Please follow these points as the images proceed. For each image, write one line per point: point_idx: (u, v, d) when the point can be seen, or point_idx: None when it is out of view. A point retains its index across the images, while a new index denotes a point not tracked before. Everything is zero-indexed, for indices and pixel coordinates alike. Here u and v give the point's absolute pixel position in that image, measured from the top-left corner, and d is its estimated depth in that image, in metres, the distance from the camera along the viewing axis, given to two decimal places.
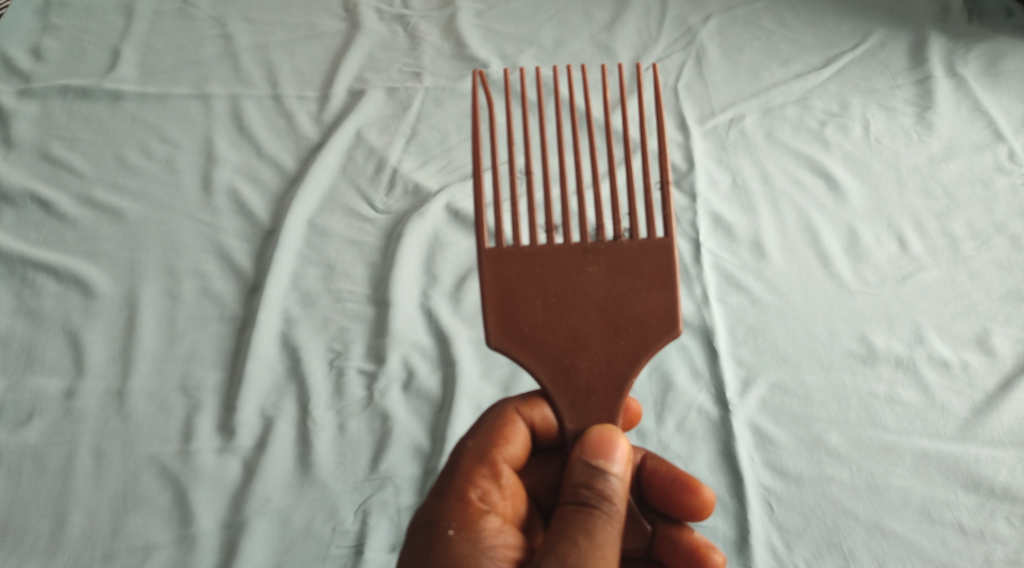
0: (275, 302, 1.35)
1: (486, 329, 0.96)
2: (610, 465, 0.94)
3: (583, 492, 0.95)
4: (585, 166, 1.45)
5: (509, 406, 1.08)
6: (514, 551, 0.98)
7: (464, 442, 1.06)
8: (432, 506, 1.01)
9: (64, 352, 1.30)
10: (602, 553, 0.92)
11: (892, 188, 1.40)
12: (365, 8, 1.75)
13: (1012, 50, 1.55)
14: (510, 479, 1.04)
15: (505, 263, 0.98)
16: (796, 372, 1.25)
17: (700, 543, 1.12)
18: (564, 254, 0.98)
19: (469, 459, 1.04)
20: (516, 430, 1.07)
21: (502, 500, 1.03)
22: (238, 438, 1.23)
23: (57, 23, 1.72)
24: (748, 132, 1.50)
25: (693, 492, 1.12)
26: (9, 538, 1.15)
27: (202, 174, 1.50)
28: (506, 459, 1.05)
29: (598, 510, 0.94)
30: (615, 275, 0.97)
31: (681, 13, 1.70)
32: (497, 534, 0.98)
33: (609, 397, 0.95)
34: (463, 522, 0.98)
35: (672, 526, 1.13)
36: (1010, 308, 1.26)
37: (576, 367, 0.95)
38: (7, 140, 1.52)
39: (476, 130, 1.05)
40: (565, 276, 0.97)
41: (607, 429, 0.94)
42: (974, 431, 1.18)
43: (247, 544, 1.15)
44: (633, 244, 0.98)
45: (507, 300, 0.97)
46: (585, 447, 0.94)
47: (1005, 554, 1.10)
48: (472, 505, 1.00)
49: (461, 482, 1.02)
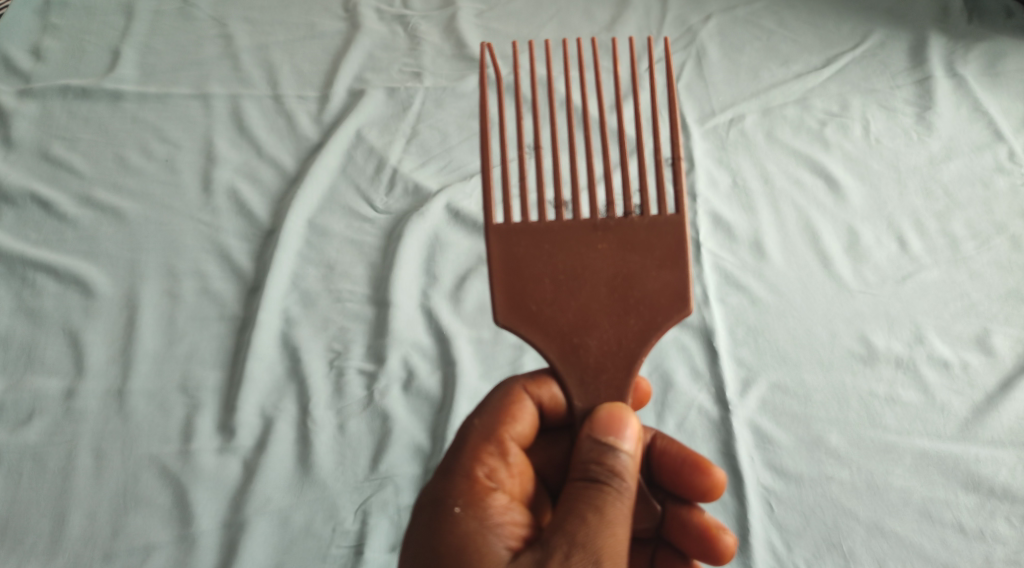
0: (274, 302, 1.35)
1: (494, 307, 0.96)
2: (619, 442, 0.93)
3: (592, 468, 0.94)
4: (591, 163, 1.46)
5: (517, 384, 1.08)
6: (522, 529, 0.97)
7: (471, 421, 1.06)
8: (439, 484, 0.99)
9: (64, 352, 1.30)
10: (612, 531, 0.92)
11: (893, 188, 1.40)
12: (366, 8, 1.75)
13: (1012, 49, 1.55)
14: (517, 457, 1.04)
15: (513, 240, 0.98)
16: (795, 372, 1.25)
17: (711, 524, 1.10)
18: (573, 230, 0.98)
19: (476, 438, 1.04)
20: (524, 409, 1.06)
21: (510, 478, 1.02)
22: (238, 438, 1.23)
23: (57, 23, 1.72)
24: (749, 132, 1.50)
25: (703, 472, 1.10)
26: (9, 538, 1.15)
27: (202, 174, 1.50)
28: (513, 438, 1.05)
29: (608, 486, 0.93)
30: (624, 252, 0.97)
31: (681, 13, 1.70)
32: (504, 511, 0.97)
33: (619, 377, 0.95)
34: (470, 500, 0.97)
35: (682, 506, 1.11)
36: (1010, 308, 1.26)
37: (585, 346, 0.95)
38: (7, 140, 1.52)
39: (484, 118, 1.03)
40: (574, 254, 0.97)
41: (616, 407, 0.93)
42: (974, 431, 1.18)
43: (247, 544, 1.15)
44: (643, 221, 0.97)
45: (515, 278, 0.97)
46: (593, 425, 0.93)
47: (1005, 554, 1.10)
48: (479, 483, 0.99)
49: (468, 460, 1.01)
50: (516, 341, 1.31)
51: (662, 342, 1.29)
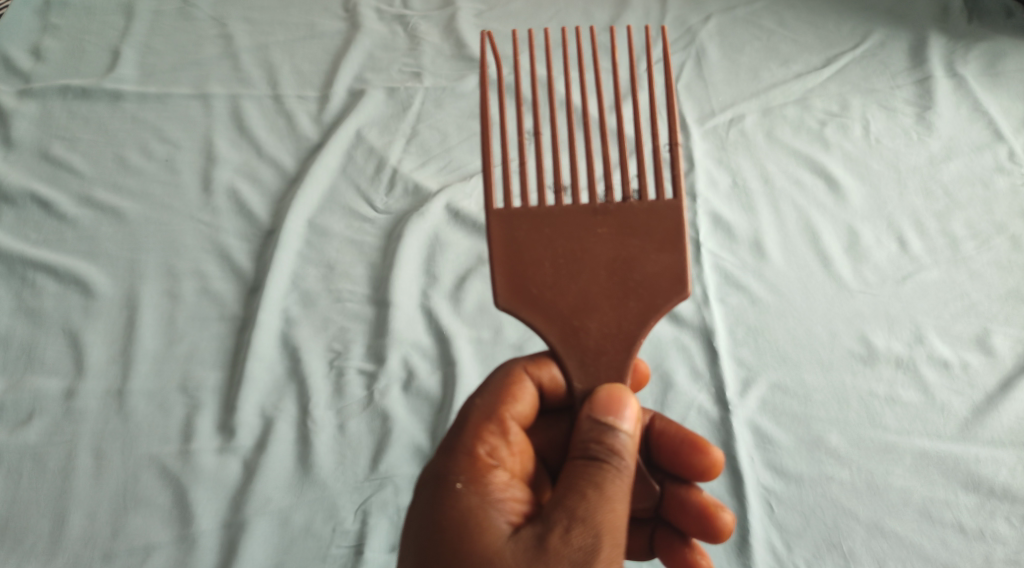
0: (274, 302, 1.34)
1: (495, 290, 0.96)
2: (619, 422, 0.93)
3: (592, 447, 0.94)
4: (584, 163, 1.46)
5: (517, 365, 1.06)
6: (523, 505, 0.96)
7: (472, 400, 1.04)
8: (440, 462, 0.98)
9: (63, 353, 1.30)
10: (611, 507, 0.91)
11: (893, 188, 1.40)
12: (366, 8, 1.75)
13: (1012, 49, 1.55)
14: (518, 436, 1.02)
15: (514, 223, 0.98)
16: (795, 372, 1.25)
17: (709, 502, 1.09)
18: (574, 216, 0.97)
19: (477, 416, 1.02)
20: (524, 389, 1.05)
21: (510, 456, 1.01)
22: (238, 438, 1.23)
23: (56, 23, 1.72)
24: (748, 132, 1.50)
25: (701, 452, 1.09)
26: (9, 538, 1.16)
27: (202, 174, 1.50)
28: (514, 417, 1.03)
29: (607, 464, 0.93)
30: (624, 236, 0.96)
31: (682, 12, 1.70)
32: (505, 488, 0.96)
33: (618, 358, 0.94)
34: (471, 477, 0.96)
35: (681, 486, 1.10)
36: (1010, 308, 1.26)
37: (585, 329, 0.94)
38: (7, 140, 1.52)
39: (486, 94, 1.02)
40: (574, 238, 0.97)
41: (616, 388, 0.93)
42: (974, 431, 1.18)
43: (247, 544, 1.15)
44: (642, 206, 0.97)
45: (516, 261, 0.96)
46: (594, 406, 0.93)
47: (1005, 554, 1.10)
48: (480, 461, 0.98)
49: (470, 438, 1.00)
50: (516, 342, 1.31)
51: (662, 342, 1.29)
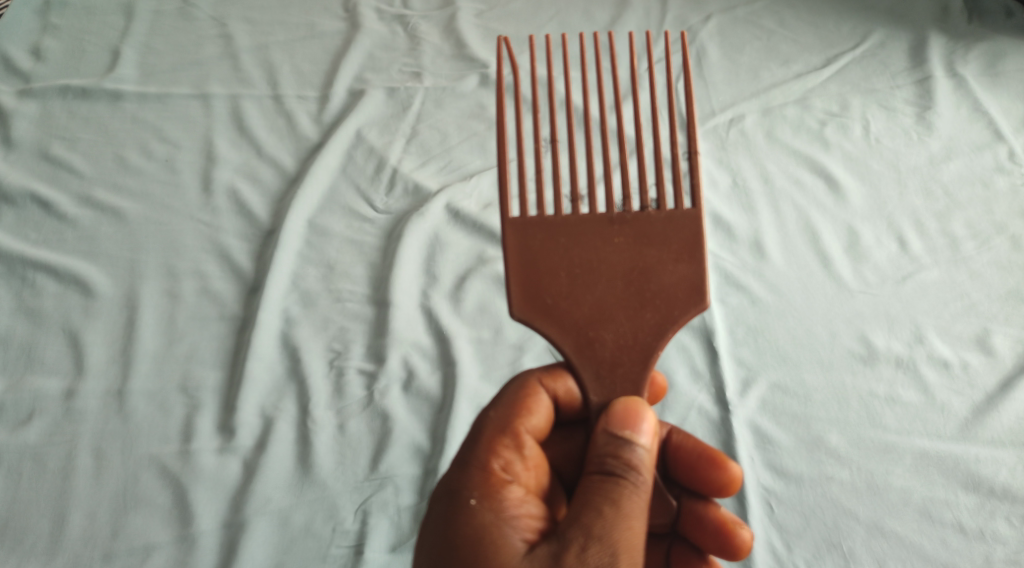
0: (274, 302, 1.35)
1: (510, 299, 0.96)
2: (636, 436, 0.93)
3: (609, 462, 0.94)
4: (586, 164, 1.47)
5: (532, 378, 1.05)
6: (538, 522, 0.96)
7: (486, 413, 1.04)
8: (453, 476, 0.98)
9: (63, 353, 1.30)
10: (628, 525, 0.91)
11: (893, 188, 1.40)
12: (366, 8, 1.75)
13: (1011, 49, 1.55)
14: (533, 450, 1.02)
15: (530, 233, 0.98)
16: (795, 372, 1.25)
17: (727, 518, 1.09)
18: (590, 225, 0.97)
19: (492, 430, 1.01)
20: (539, 402, 1.04)
21: (525, 471, 1.00)
22: (238, 438, 1.23)
23: (56, 23, 1.72)
24: (749, 132, 1.49)
25: (719, 467, 1.08)
26: (9, 538, 1.16)
27: (202, 174, 1.50)
28: (528, 430, 1.03)
29: (624, 480, 0.93)
30: (640, 245, 0.97)
31: (682, 13, 1.70)
32: (520, 504, 0.96)
33: (634, 370, 0.94)
34: (485, 492, 0.96)
35: (699, 502, 1.10)
36: (1010, 308, 1.26)
37: (600, 340, 0.94)
38: (7, 140, 1.52)
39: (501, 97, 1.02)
40: (591, 247, 0.97)
41: (632, 401, 0.93)
42: (974, 431, 1.18)
43: (247, 544, 1.15)
44: (659, 215, 0.97)
45: (532, 271, 0.96)
46: (610, 419, 0.93)
47: (1005, 554, 1.10)
48: (494, 475, 0.98)
49: (484, 452, 0.99)
50: (517, 342, 1.31)
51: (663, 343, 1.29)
